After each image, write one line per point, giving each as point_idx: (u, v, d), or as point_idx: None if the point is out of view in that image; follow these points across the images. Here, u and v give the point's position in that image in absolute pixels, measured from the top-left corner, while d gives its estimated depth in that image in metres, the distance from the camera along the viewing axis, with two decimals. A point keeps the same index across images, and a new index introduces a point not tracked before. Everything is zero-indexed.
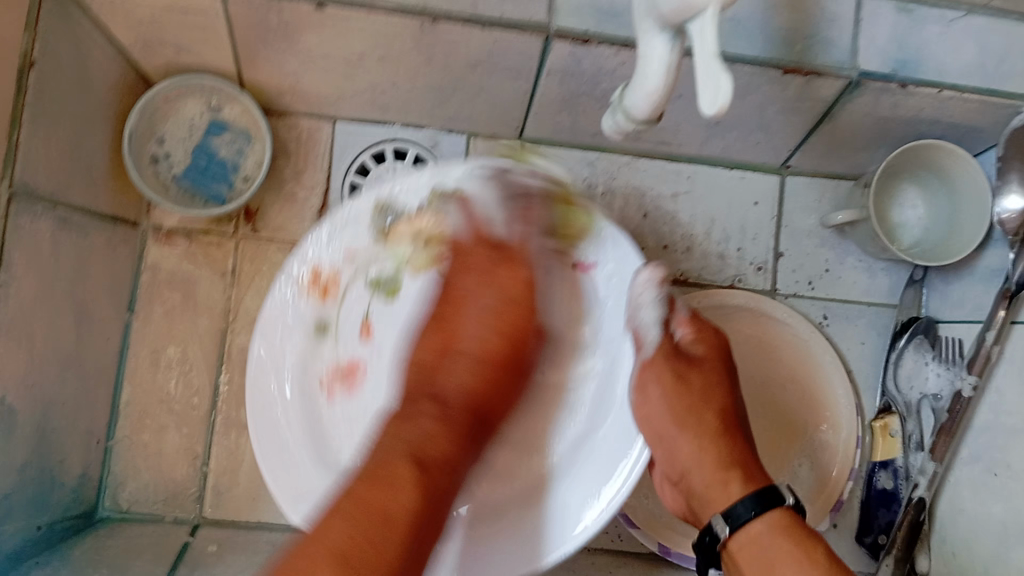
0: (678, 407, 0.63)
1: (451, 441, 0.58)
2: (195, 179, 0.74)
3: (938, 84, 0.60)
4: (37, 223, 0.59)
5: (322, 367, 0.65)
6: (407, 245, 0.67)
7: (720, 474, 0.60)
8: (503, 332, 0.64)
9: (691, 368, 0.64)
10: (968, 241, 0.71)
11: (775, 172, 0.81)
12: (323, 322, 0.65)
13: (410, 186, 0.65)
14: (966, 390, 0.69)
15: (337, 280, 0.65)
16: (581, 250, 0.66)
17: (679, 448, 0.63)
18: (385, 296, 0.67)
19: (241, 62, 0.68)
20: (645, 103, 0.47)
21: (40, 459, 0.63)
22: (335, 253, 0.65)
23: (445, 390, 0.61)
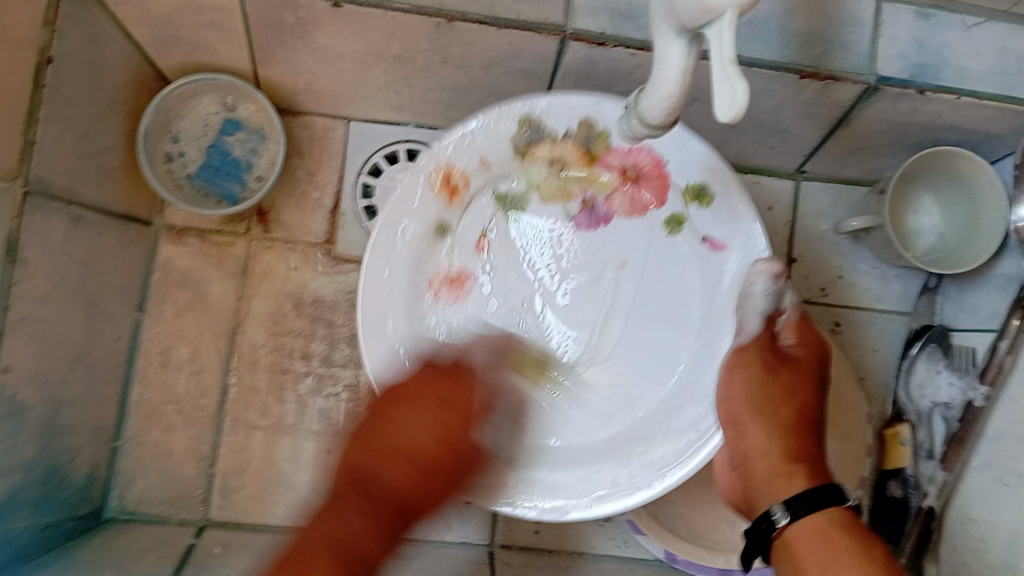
0: (760, 394, 0.58)
1: (381, 539, 0.53)
2: (208, 177, 0.74)
3: (956, 89, 0.60)
4: (50, 219, 0.59)
5: (436, 266, 0.61)
6: (542, 165, 0.62)
7: (785, 466, 0.56)
8: (441, 435, 0.56)
9: (784, 364, 0.59)
10: (982, 249, 0.71)
11: (789, 177, 0.81)
12: (444, 224, 0.61)
13: (565, 111, 0.61)
14: (978, 399, 0.70)
15: (467, 185, 0.61)
16: (712, 223, 0.61)
17: (746, 433, 0.58)
18: (505, 214, 0.63)
19: (256, 61, 0.68)
20: (662, 108, 0.47)
21: (49, 456, 0.63)
22: (473, 156, 0.61)
23: (378, 488, 0.54)
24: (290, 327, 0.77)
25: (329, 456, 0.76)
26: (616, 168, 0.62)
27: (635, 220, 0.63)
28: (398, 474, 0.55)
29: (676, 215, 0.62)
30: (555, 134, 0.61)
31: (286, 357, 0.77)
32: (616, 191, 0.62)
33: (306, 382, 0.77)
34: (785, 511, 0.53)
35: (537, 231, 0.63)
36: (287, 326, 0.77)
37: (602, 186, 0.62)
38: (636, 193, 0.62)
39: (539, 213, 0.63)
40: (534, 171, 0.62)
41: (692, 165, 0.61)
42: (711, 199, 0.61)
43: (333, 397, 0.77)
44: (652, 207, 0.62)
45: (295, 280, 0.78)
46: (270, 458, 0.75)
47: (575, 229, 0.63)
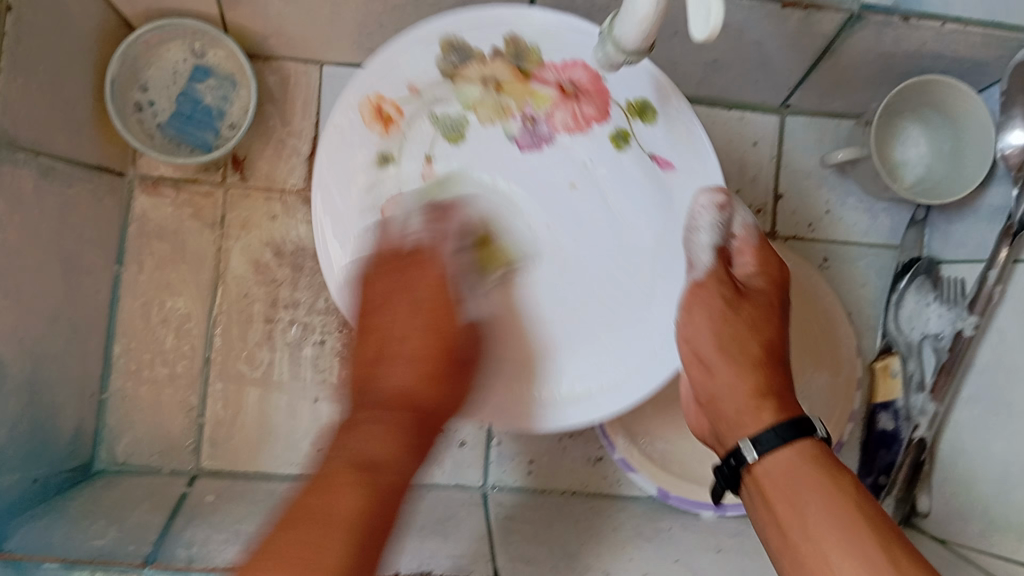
0: (730, 332, 0.52)
1: (409, 447, 0.47)
2: (180, 127, 0.72)
3: (942, 16, 0.58)
4: (19, 173, 0.57)
5: (384, 198, 0.54)
6: (477, 87, 0.56)
7: (753, 400, 0.51)
8: (433, 333, 0.51)
9: (743, 299, 0.53)
10: (971, 179, 0.69)
11: (775, 112, 0.80)
12: (385, 153, 0.54)
13: (485, 27, 0.56)
14: (967, 329, 0.68)
15: (402, 113, 0.55)
16: (656, 142, 0.56)
17: (716, 374, 0.53)
18: (449, 138, 0.55)
19: (223, 4, 0.66)
20: (637, 35, 0.46)
21: (32, 414, 0.62)
22: (401, 85, 0.55)
23: (378, 394, 0.49)
24: (272, 277, 0.76)
25: (316, 405, 0.75)
26: (553, 81, 0.56)
27: (579, 137, 0.56)
28: (420, 325, 0.50)
29: (623, 130, 0.56)
30: (482, 53, 0.56)
31: (270, 306, 0.76)
32: (558, 106, 0.56)
33: (290, 330, 0.76)
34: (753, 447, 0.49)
35: (480, 154, 0.55)
36: (269, 275, 0.76)
37: (541, 100, 0.56)
38: (579, 107, 0.56)
39: (483, 135, 0.56)
40: (468, 92, 0.56)
41: (631, 82, 0.56)
42: (654, 116, 0.56)
43: (319, 345, 0.76)
44: (602, 118, 0.56)
45: (276, 229, 0.76)
46: (258, 408, 0.75)
47: (519, 148, 0.56)
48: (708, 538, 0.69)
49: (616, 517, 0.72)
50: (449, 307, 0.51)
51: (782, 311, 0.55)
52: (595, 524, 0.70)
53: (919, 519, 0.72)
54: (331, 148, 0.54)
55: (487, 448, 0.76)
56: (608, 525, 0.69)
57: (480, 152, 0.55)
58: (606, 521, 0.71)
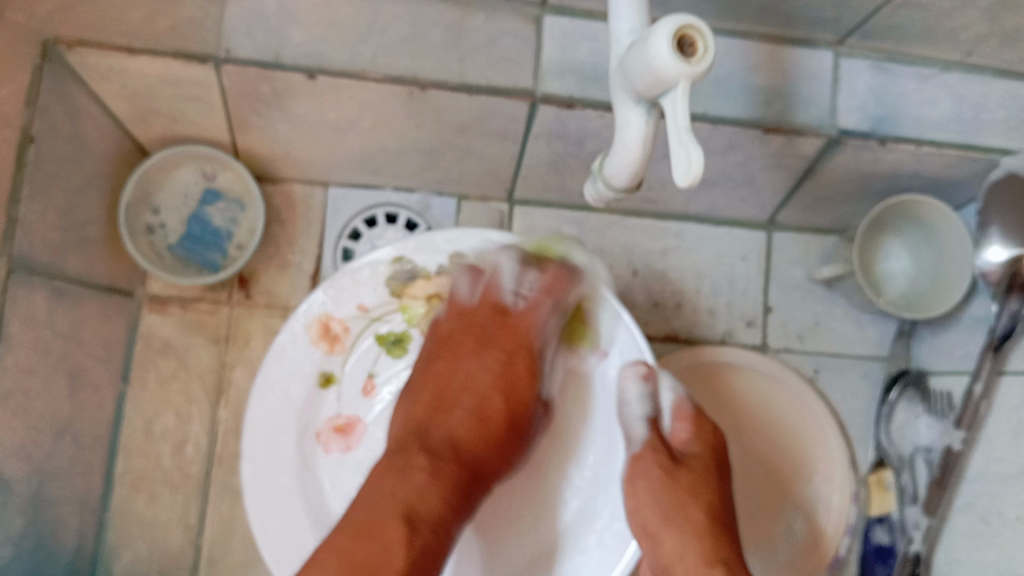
0: (667, 505, 0.62)
1: (448, 498, 0.56)
2: (189, 247, 0.75)
3: (917, 139, 0.61)
4: (34, 293, 0.60)
5: (320, 420, 0.62)
6: (421, 304, 0.64)
7: (704, 568, 0.60)
8: (501, 378, 0.63)
9: (678, 467, 0.64)
10: (952, 296, 0.72)
11: (762, 228, 0.83)
12: (328, 374, 0.62)
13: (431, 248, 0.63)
14: (957, 443, 0.70)
15: (348, 333, 0.62)
16: (595, 338, 0.63)
17: (664, 544, 0.61)
18: (392, 352, 0.64)
19: (234, 131, 0.69)
20: (625, 173, 0.47)
21: (35, 531, 0.63)
22: (349, 306, 0.62)
23: (437, 435, 0.60)
24: None
25: None
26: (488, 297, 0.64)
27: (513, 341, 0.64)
28: (495, 374, 0.63)
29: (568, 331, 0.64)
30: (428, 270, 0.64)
31: None
32: (490, 321, 0.65)
33: None
34: None
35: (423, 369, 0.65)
36: None
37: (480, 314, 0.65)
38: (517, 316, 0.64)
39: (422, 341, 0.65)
40: (411, 307, 0.64)
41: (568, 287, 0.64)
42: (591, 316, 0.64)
43: None
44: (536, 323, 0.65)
45: None
46: None
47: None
48: None
49: None
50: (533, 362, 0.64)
51: (715, 474, 0.65)
52: None
53: None
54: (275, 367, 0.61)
55: None
56: None
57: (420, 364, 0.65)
58: None
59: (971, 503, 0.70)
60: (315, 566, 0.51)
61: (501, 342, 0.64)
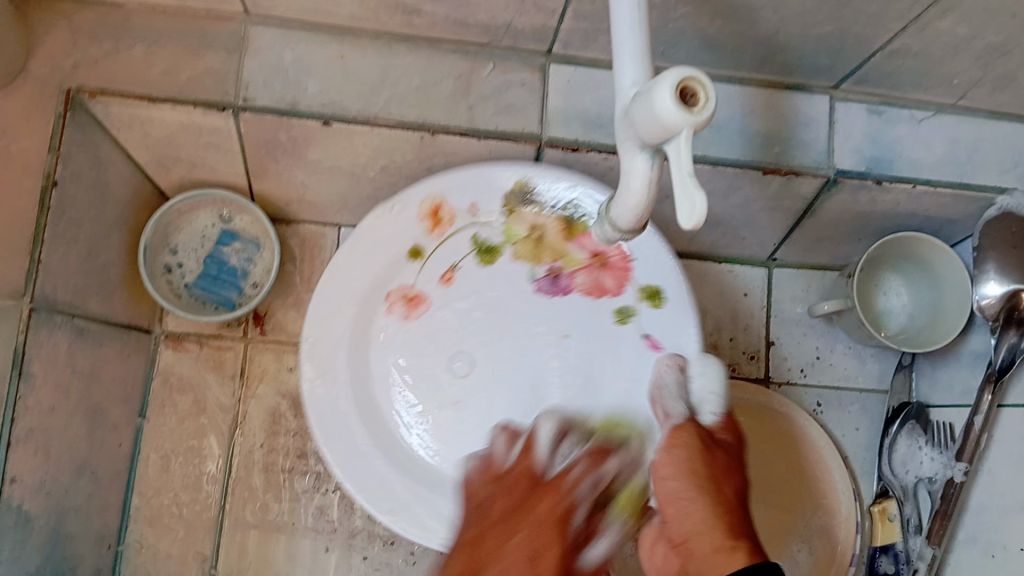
0: (696, 474, 0.51)
1: None
2: (206, 287, 0.77)
3: (913, 180, 0.63)
4: (55, 333, 0.61)
5: (395, 284, 0.65)
6: (523, 229, 0.66)
7: (727, 541, 0.46)
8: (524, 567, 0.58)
9: (709, 447, 0.53)
10: (949, 328, 0.73)
11: (762, 264, 0.85)
12: (419, 248, 0.65)
13: (548, 183, 0.64)
14: (959, 475, 0.71)
15: (452, 222, 0.65)
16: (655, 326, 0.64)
17: (691, 513, 0.49)
18: (479, 257, 0.66)
19: (250, 175, 0.71)
20: (631, 217, 0.48)
21: (53, 566, 0.64)
22: (464, 200, 0.65)
23: None
24: (287, 428, 0.79)
25: (326, 554, 0.77)
26: (586, 250, 0.65)
27: (587, 300, 0.65)
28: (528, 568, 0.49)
29: (628, 307, 0.65)
30: (541, 203, 0.65)
31: (293, 457, 0.79)
32: (584, 269, 0.65)
33: (304, 480, 0.78)
34: None
35: (500, 285, 0.66)
36: (283, 426, 0.79)
37: (569, 260, 0.65)
38: (602, 278, 0.65)
39: (508, 267, 0.66)
40: (514, 227, 0.66)
41: (656, 267, 0.65)
42: (665, 303, 0.64)
43: (330, 495, 0.78)
44: (602, 297, 0.65)
45: (291, 380, 0.80)
46: (268, 558, 0.77)
47: (535, 288, 0.65)
48: None
49: None
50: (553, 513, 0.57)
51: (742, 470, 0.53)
52: None
53: None
54: (352, 250, 0.64)
55: None
56: None
57: (500, 279, 0.66)
58: None
59: (974, 535, 0.71)
60: None
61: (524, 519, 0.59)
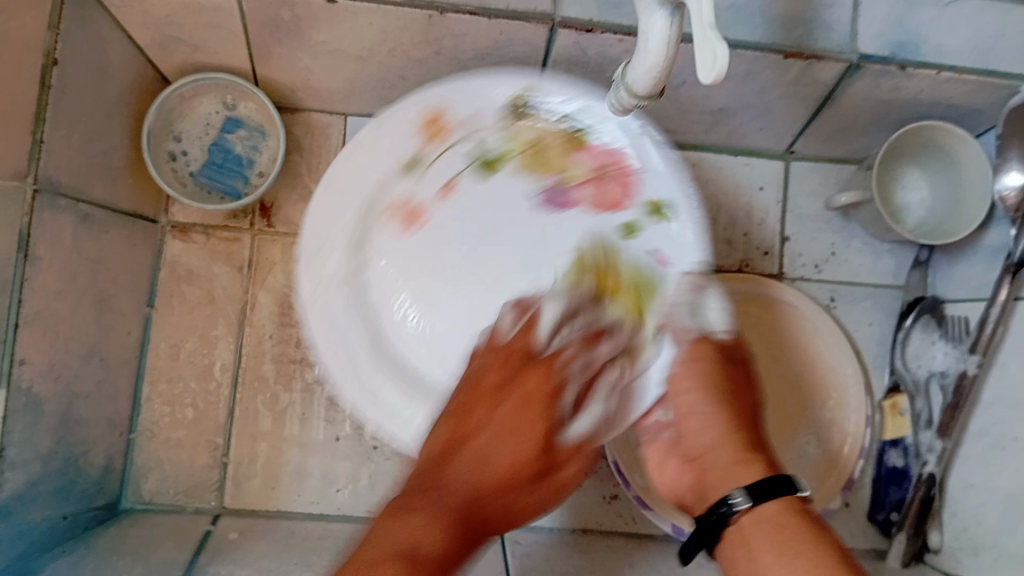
0: (715, 390, 0.57)
1: (452, 530, 0.47)
2: (211, 175, 0.76)
3: (938, 65, 0.61)
4: (58, 216, 0.60)
5: (392, 197, 0.62)
6: (525, 137, 0.64)
7: (742, 456, 0.54)
8: (532, 444, 0.53)
9: (731, 360, 0.58)
10: (971, 218, 0.72)
11: (779, 158, 0.83)
12: (416, 158, 0.63)
13: (557, 95, 0.63)
14: (971, 368, 0.70)
15: (451, 129, 0.63)
16: (659, 244, 0.62)
17: (706, 426, 0.57)
18: (481, 171, 0.64)
19: (255, 60, 0.69)
20: (647, 78, 0.48)
21: (64, 447, 0.65)
22: (465, 109, 0.64)
23: (453, 482, 0.50)
24: (295, 318, 0.79)
25: (337, 443, 0.77)
26: (590, 164, 0.64)
27: (598, 214, 0.63)
28: (511, 440, 0.53)
29: (631, 223, 0.62)
30: (549, 113, 0.64)
31: (298, 347, 0.79)
32: (586, 183, 0.64)
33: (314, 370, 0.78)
34: (745, 496, 0.51)
35: (493, 200, 0.63)
36: (293, 317, 0.79)
37: (573, 172, 0.64)
38: (607, 191, 0.63)
39: (508, 181, 0.64)
40: (516, 138, 0.64)
41: (659, 181, 0.63)
42: (670, 215, 0.62)
43: None
44: (608, 212, 0.63)
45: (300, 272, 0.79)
46: (281, 448, 0.77)
47: (535, 207, 0.63)
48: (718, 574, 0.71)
49: (629, 554, 0.73)
50: (550, 399, 0.55)
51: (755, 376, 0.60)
52: (610, 561, 0.71)
53: (931, 555, 0.73)
54: (351, 159, 0.62)
55: None
56: (623, 563, 0.71)
57: (501, 194, 0.64)
58: (619, 558, 0.72)
59: (984, 428, 0.70)
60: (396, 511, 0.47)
61: (532, 394, 0.55)
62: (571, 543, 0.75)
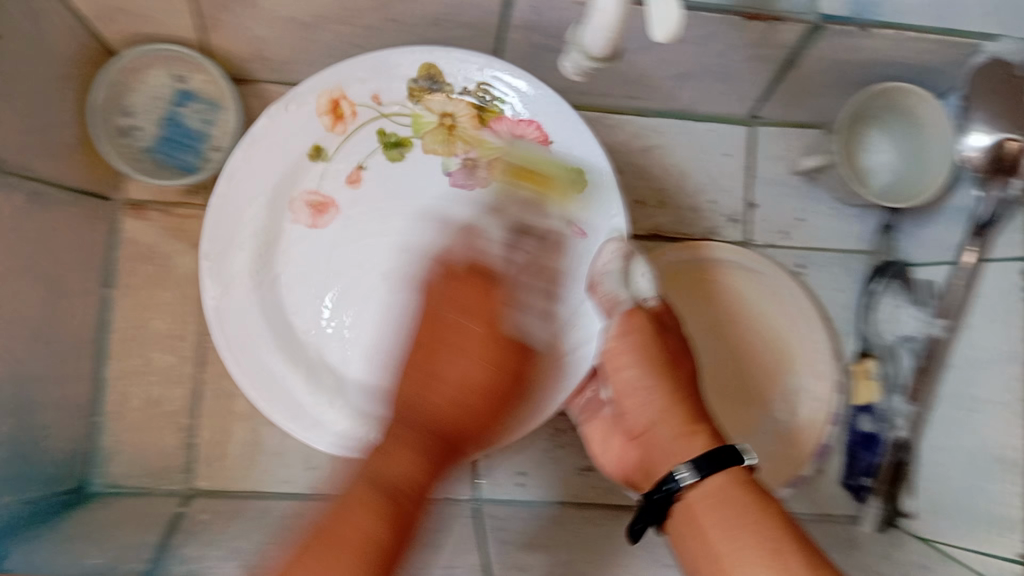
0: (648, 359, 0.58)
1: (429, 465, 0.52)
2: (165, 149, 0.75)
3: (899, 25, 0.60)
4: (3, 196, 0.59)
5: (299, 191, 0.66)
6: (432, 118, 0.67)
7: (685, 427, 0.55)
8: (487, 362, 0.56)
9: (671, 329, 0.61)
10: (935, 181, 0.72)
11: (744, 122, 0.82)
12: (320, 147, 0.66)
13: (465, 64, 0.66)
14: (938, 333, 0.71)
15: (354, 117, 0.66)
16: (581, 212, 0.65)
17: (642, 402, 0.58)
18: (390, 155, 0.67)
19: (204, 30, 0.68)
20: (601, 41, 0.48)
21: (20, 431, 0.63)
22: (363, 92, 0.66)
23: (412, 407, 0.54)
24: None
25: None
26: (503, 135, 0.67)
27: (484, 191, 0.67)
28: (463, 355, 0.56)
29: (520, 181, 0.67)
30: (454, 89, 0.67)
31: None
32: (496, 160, 0.67)
33: None
34: (691, 470, 0.52)
35: (413, 173, 0.67)
36: None
37: (488, 151, 0.67)
38: (526, 137, 0.67)
39: (425, 160, 0.67)
40: (422, 117, 0.67)
41: (584, 146, 0.66)
42: (593, 183, 0.66)
43: None
44: (518, 181, 0.67)
45: None
46: (248, 427, 0.76)
47: (450, 182, 0.67)
48: None
49: (604, 526, 0.73)
50: (489, 317, 0.57)
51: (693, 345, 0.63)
52: (586, 533, 0.70)
53: (903, 519, 0.73)
54: (249, 148, 0.64)
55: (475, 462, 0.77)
56: (594, 533, 0.71)
57: (422, 172, 0.67)
58: (595, 529, 0.71)
59: (950, 391, 0.69)
60: (374, 460, 0.52)
61: (442, 321, 0.57)
62: (545, 517, 0.74)
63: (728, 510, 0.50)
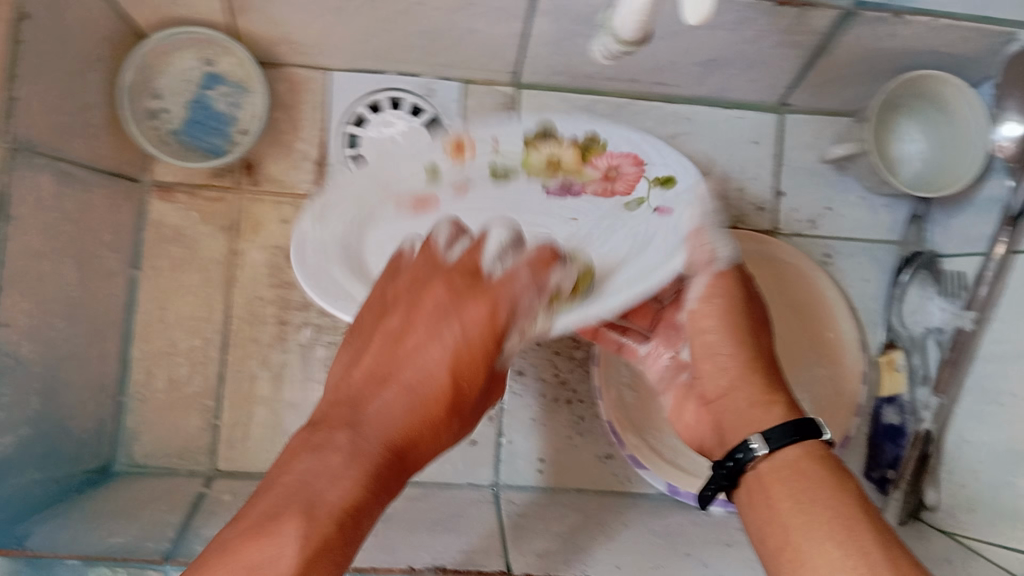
0: (732, 328, 0.59)
1: (368, 485, 0.47)
2: (191, 132, 0.75)
3: (933, 11, 0.60)
4: (37, 176, 0.59)
5: (402, 191, 0.67)
6: (541, 159, 0.69)
7: (764, 396, 0.54)
8: (453, 366, 0.53)
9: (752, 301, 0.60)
10: (969, 169, 0.71)
11: (772, 110, 0.81)
12: (436, 167, 0.68)
13: (569, 122, 0.70)
14: (966, 325, 0.70)
15: (475, 150, 0.68)
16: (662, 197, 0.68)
17: (724, 366, 0.58)
18: (496, 179, 0.68)
19: (235, 13, 0.68)
20: (632, 20, 0.48)
21: (52, 410, 0.64)
22: (487, 142, 0.68)
23: (370, 417, 0.51)
24: (284, 279, 0.78)
25: None
26: (600, 166, 0.69)
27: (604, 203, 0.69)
28: (437, 348, 0.53)
29: (639, 199, 0.68)
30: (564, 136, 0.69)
31: (283, 307, 0.77)
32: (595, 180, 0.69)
33: (303, 331, 0.77)
34: (762, 441, 0.51)
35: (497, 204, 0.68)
36: (283, 278, 0.78)
37: (585, 176, 0.69)
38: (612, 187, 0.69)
39: (525, 186, 0.69)
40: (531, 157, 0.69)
41: (667, 163, 0.69)
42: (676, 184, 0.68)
43: (331, 345, 0.78)
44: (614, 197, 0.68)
45: (288, 232, 0.78)
46: (272, 410, 0.76)
47: (547, 195, 0.69)
48: (713, 531, 0.70)
49: (625, 513, 0.73)
50: (464, 310, 0.53)
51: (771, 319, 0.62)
52: (607, 519, 0.71)
53: (929, 514, 0.72)
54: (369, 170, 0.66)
55: (496, 447, 0.77)
56: (616, 520, 0.70)
57: (522, 197, 0.68)
58: (615, 515, 0.72)
59: (981, 382, 0.69)
60: (291, 459, 0.48)
61: (423, 306, 0.54)
62: (566, 503, 0.74)
63: (805, 486, 0.48)
